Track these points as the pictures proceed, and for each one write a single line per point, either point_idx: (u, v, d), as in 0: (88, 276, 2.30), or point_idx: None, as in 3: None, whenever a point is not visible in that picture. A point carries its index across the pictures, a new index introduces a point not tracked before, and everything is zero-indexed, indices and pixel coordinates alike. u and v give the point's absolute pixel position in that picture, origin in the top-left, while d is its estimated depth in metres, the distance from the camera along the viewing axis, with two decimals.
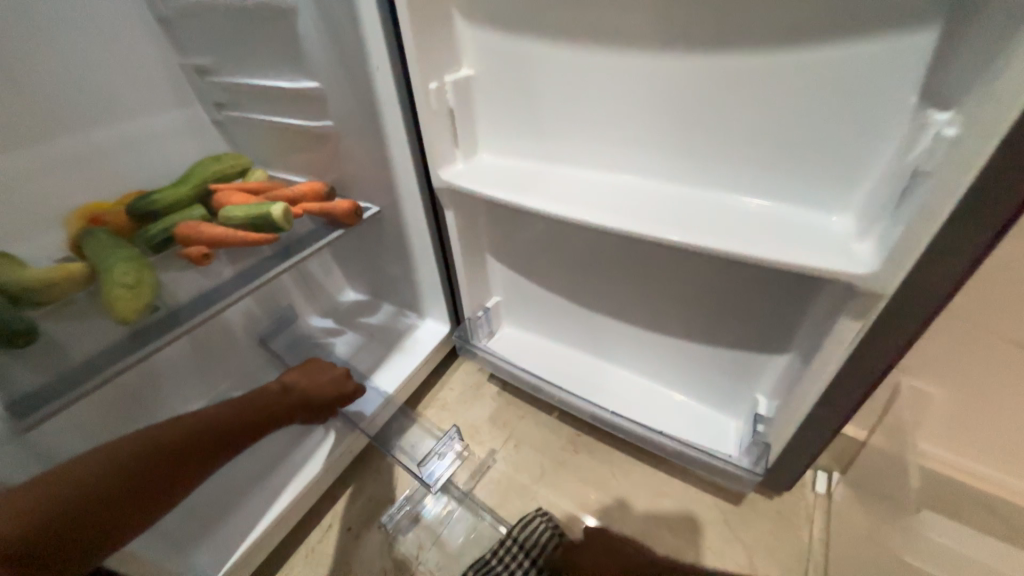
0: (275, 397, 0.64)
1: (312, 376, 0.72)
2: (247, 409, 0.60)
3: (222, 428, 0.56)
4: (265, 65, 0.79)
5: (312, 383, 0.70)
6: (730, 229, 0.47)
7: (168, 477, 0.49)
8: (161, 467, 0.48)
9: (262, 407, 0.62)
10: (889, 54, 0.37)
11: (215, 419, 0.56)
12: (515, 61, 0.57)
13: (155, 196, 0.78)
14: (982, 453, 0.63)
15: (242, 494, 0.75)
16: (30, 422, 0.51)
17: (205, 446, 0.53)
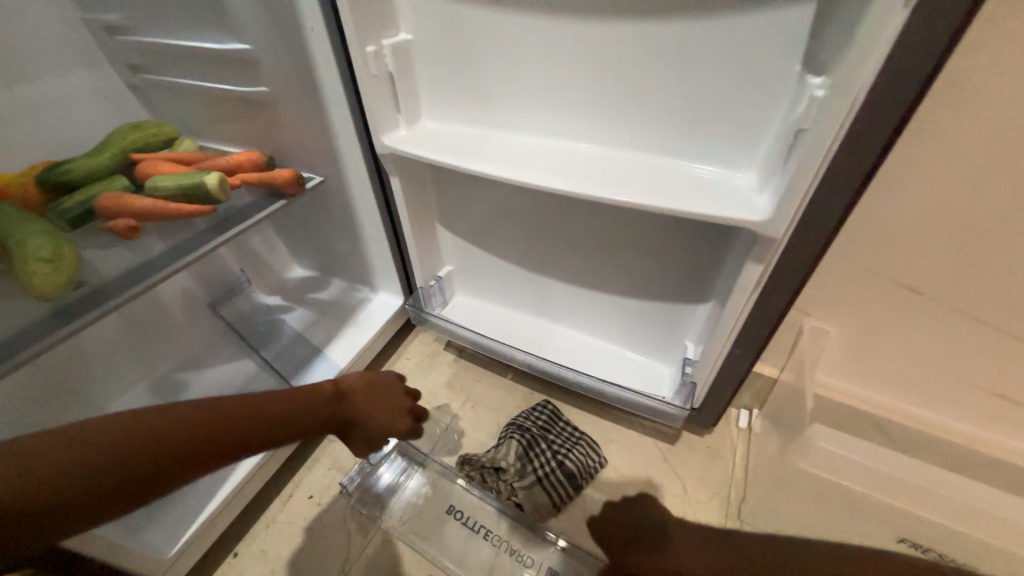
0: (322, 406, 0.53)
1: (382, 391, 0.62)
2: (293, 408, 0.49)
3: (257, 431, 0.45)
4: (186, 24, 0.74)
5: (375, 400, 0.60)
6: (657, 186, 0.52)
7: (173, 470, 0.39)
8: (170, 455, 0.39)
9: (308, 412, 0.51)
10: (778, 24, 0.42)
11: (256, 418, 0.45)
12: (453, 25, 0.58)
13: (68, 165, 0.72)
14: (866, 380, 0.74)
15: None
16: None
17: (230, 442, 0.43)
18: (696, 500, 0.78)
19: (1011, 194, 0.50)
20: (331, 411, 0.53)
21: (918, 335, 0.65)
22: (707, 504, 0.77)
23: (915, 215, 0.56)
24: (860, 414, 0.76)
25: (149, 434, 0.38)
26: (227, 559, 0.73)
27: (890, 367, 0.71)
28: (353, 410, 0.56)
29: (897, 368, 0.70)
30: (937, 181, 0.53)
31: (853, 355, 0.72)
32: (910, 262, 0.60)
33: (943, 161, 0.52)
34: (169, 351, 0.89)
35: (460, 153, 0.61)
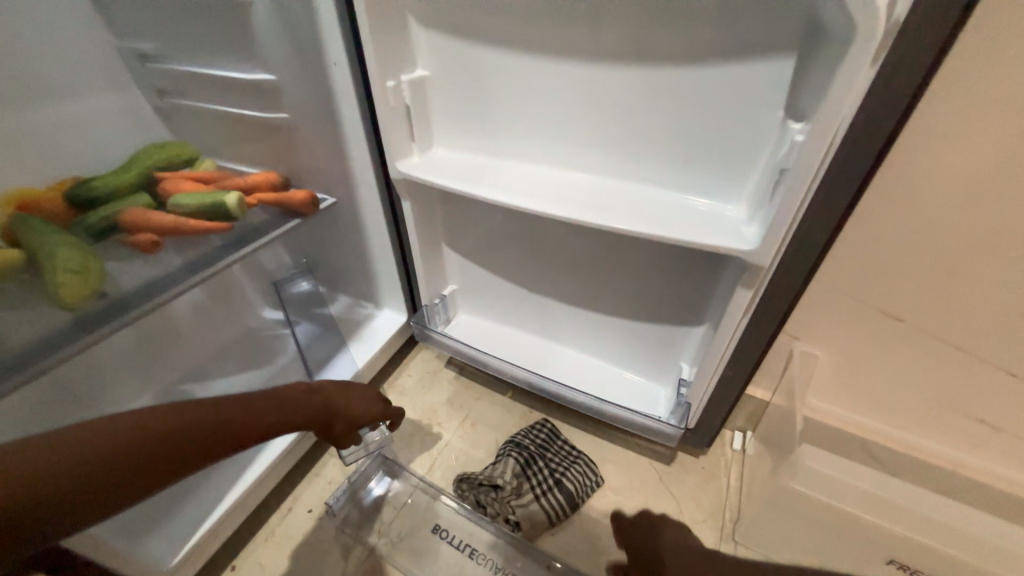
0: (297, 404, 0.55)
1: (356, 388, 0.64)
2: (276, 402, 0.52)
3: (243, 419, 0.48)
4: (216, 55, 0.79)
5: (352, 397, 0.62)
6: (653, 215, 0.56)
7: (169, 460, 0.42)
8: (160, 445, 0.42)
9: (290, 405, 0.54)
10: (762, 75, 0.47)
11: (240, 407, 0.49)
12: (467, 65, 0.63)
13: (96, 182, 0.76)
14: (854, 405, 0.77)
15: (197, 482, 0.75)
16: None
17: (206, 443, 0.45)
18: (691, 521, 0.79)
19: (981, 230, 0.55)
20: (309, 404, 0.56)
21: (901, 361, 0.68)
22: (702, 525, 0.79)
23: (894, 247, 0.60)
24: (849, 437, 0.79)
25: (126, 438, 0.40)
26: (224, 571, 0.73)
27: (877, 393, 0.73)
28: (330, 409, 0.58)
29: (883, 394, 0.73)
30: (912, 216, 0.57)
31: (841, 379, 0.75)
32: (892, 290, 0.63)
33: (917, 199, 0.56)
34: (176, 362, 0.91)
35: (469, 180, 0.65)
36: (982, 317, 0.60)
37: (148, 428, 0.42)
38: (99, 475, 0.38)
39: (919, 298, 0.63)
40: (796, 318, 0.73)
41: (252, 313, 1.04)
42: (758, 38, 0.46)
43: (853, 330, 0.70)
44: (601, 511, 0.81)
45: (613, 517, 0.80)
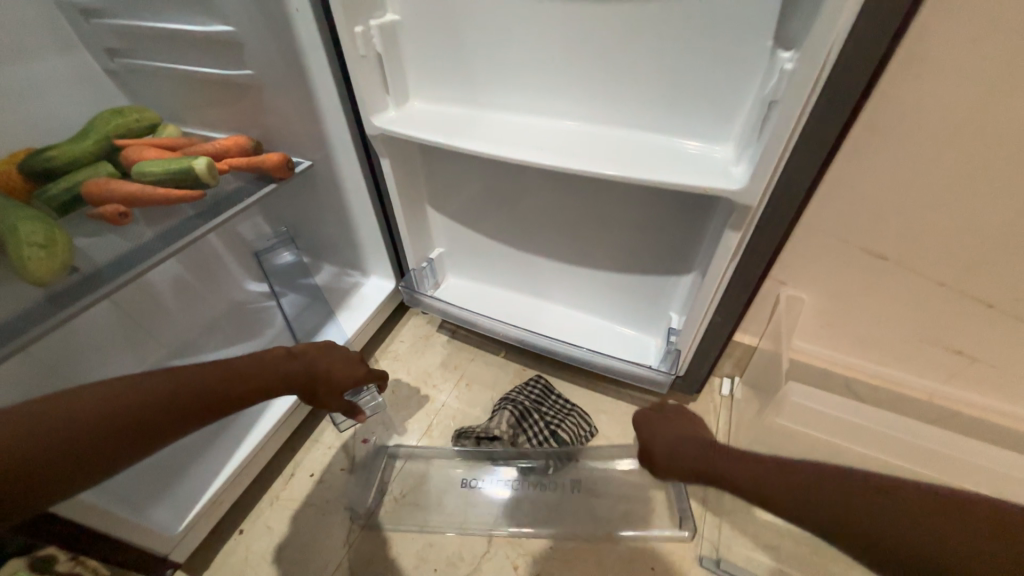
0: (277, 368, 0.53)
1: (340, 354, 0.62)
2: (256, 367, 0.51)
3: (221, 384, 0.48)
4: (167, 6, 0.73)
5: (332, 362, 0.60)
6: (641, 160, 0.54)
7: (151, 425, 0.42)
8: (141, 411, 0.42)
9: (271, 369, 0.53)
10: (751, 1, 0.45)
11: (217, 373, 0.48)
12: (440, 5, 0.59)
13: (52, 152, 0.71)
14: (838, 344, 0.79)
15: (197, 453, 0.75)
16: None
17: (187, 409, 0.45)
18: None
19: (967, 162, 0.54)
20: (290, 367, 0.55)
21: (884, 298, 0.70)
22: None
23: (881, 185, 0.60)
24: (832, 374, 0.82)
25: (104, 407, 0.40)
26: (233, 535, 0.75)
27: (860, 331, 0.76)
28: (314, 372, 0.57)
29: (866, 331, 0.75)
30: (900, 151, 0.57)
31: (827, 319, 0.77)
32: (878, 228, 0.64)
33: (906, 132, 0.55)
34: (160, 338, 0.89)
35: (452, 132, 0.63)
36: (964, 250, 0.61)
37: (116, 396, 0.41)
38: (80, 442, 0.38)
39: (905, 234, 0.63)
40: (784, 262, 0.73)
41: (235, 286, 1.01)
42: None
43: (839, 271, 0.71)
44: (597, 459, 0.84)
45: (609, 463, 0.83)
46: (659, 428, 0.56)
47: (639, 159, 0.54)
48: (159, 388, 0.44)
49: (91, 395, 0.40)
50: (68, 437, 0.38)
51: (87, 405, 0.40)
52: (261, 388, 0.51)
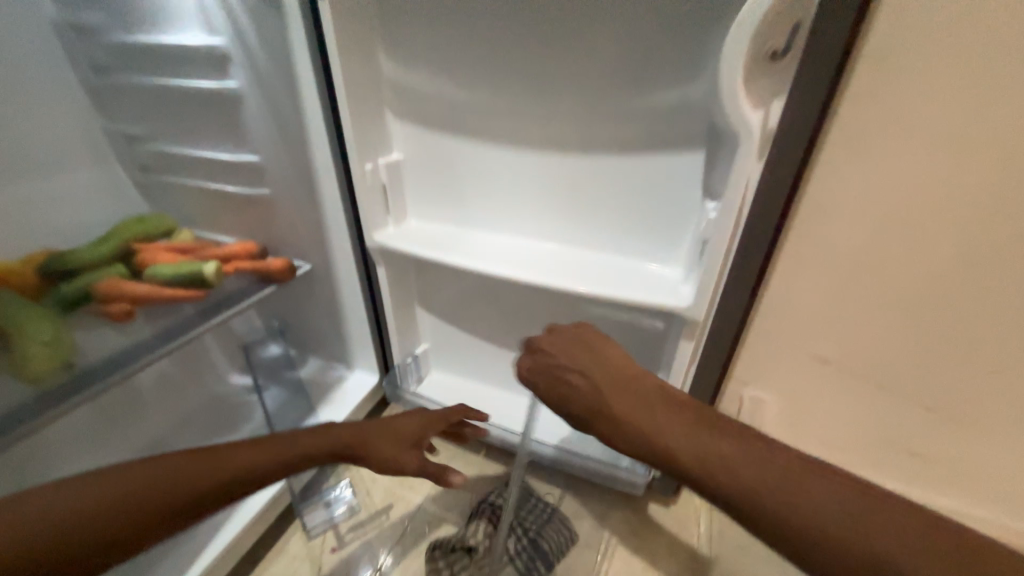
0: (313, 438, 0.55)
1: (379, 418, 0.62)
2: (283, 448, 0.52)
3: (239, 468, 0.48)
4: (203, 137, 0.86)
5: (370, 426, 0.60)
6: (604, 277, 0.64)
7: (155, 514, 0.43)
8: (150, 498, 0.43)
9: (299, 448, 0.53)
10: (682, 164, 0.58)
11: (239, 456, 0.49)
12: (438, 150, 0.72)
13: (72, 253, 0.78)
14: (803, 445, 0.83)
15: (150, 565, 0.71)
16: None
17: (196, 497, 0.45)
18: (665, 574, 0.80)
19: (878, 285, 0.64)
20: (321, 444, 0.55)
21: (835, 399, 0.76)
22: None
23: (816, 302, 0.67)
24: None
25: (114, 492, 0.42)
26: None
27: (822, 431, 0.80)
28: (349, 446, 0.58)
29: (828, 432, 0.79)
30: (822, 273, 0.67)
31: (788, 419, 0.81)
32: (819, 337, 0.71)
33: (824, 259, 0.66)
34: (132, 433, 0.88)
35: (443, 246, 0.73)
36: (893, 358, 0.68)
37: (122, 477, 0.43)
38: (81, 530, 0.40)
39: (844, 344, 0.70)
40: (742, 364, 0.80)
41: (216, 379, 1.02)
42: (674, 136, 0.57)
43: (793, 375, 0.77)
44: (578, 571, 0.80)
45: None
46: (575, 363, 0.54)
47: (602, 276, 0.63)
48: (170, 469, 0.45)
49: (108, 477, 0.43)
50: (63, 530, 0.39)
51: (91, 489, 0.42)
52: (290, 464, 0.52)
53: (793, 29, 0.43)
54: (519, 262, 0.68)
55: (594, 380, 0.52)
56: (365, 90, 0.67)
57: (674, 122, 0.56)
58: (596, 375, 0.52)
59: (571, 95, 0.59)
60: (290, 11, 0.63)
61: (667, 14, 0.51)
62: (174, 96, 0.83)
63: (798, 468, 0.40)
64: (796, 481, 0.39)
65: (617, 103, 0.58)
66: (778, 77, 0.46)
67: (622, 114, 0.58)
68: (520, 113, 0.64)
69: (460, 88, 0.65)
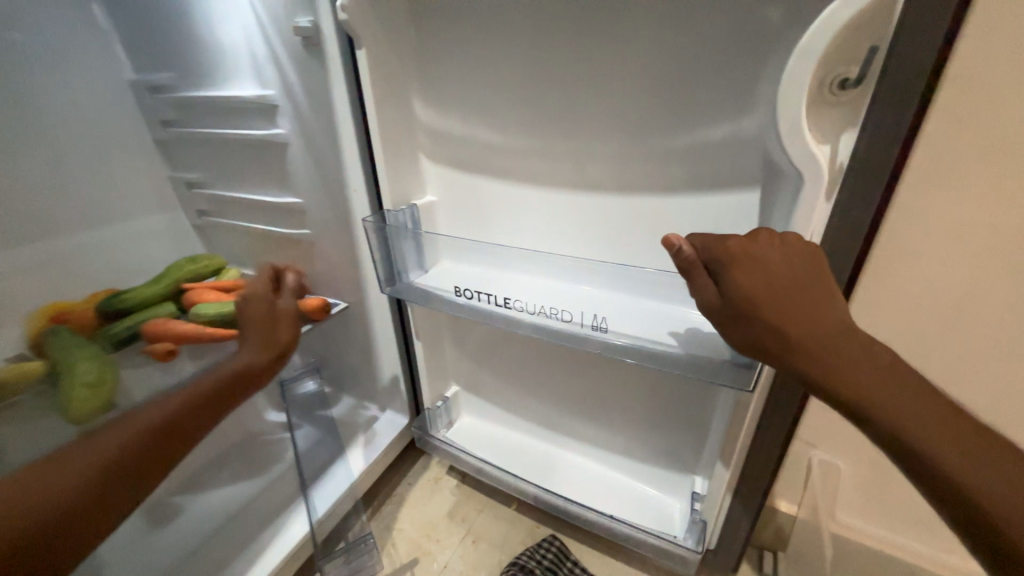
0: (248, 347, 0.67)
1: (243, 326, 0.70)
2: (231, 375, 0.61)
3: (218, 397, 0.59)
4: (252, 182, 0.89)
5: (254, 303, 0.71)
6: (642, 324, 0.57)
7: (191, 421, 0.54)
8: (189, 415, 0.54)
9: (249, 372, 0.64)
10: (733, 204, 0.52)
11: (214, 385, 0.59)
12: (469, 189, 0.70)
13: (126, 294, 0.81)
14: (890, 522, 0.70)
15: None
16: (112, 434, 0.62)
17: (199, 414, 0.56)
18: None
19: None
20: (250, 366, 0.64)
21: None
22: None
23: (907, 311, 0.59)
24: (889, 556, 0.71)
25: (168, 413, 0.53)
26: None
27: (911, 506, 0.68)
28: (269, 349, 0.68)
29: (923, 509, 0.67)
30: None
31: (868, 490, 0.70)
32: None
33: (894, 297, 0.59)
34: None
35: (497, 297, 0.64)
36: (985, 404, 0.61)
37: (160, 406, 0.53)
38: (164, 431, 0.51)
39: None
40: (810, 424, 0.70)
41: (255, 417, 1.01)
42: (719, 176, 0.52)
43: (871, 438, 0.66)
44: None
45: None
46: (743, 267, 0.42)
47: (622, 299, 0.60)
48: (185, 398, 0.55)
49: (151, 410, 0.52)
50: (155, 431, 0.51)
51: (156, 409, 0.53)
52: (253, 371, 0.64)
53: (870, 52, 0.37)
54: (545, 307, 0.61)
55: (771, 283, 0.41)
56: (400, 135, 0.68)
57: (724, 160, 0.51)
58: (747, 265, 0.42)
59: (609, 133, 0.57)
60: (333, 65, 0.65)
61: (711, 47, 0.47)
62: (228, 144, 0.88)
63: (981, 440, 0.34)
64: (960, 440, 0.34)
65: (661, 141, 0.54)
66: (846, 110, 0.40)
67: (666, 153, 0.54)
68: (555, 152, 0.61)
69: (495, 131, 0.64)
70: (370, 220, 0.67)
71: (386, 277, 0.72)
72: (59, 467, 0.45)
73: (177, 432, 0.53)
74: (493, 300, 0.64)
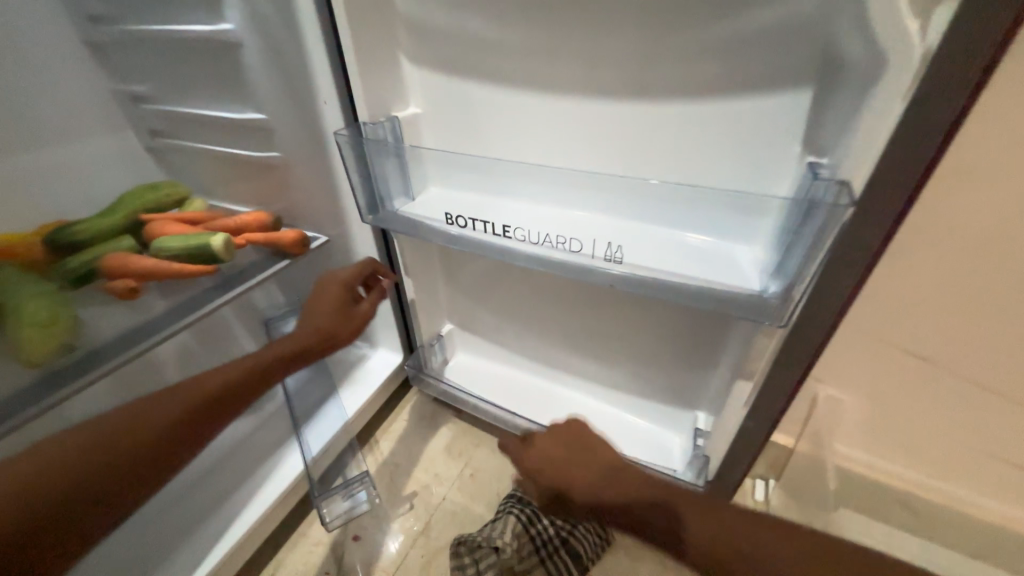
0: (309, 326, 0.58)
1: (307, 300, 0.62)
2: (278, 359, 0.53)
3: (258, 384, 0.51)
4: (207, 95, 0.77)
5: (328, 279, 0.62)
6: (659, 255, 0.51)
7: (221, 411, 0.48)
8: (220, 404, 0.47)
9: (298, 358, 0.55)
10: (776, 110, 0.44)
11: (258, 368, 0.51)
12: (459, 99, 0.60)
13: (77, 226, 0.72)
14: (888, 455, 0.70)
15: (183, 537, 0.70)
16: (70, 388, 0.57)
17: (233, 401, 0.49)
18: None
19: None
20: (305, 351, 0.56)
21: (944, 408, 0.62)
22: None
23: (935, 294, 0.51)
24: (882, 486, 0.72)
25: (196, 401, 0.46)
26: None
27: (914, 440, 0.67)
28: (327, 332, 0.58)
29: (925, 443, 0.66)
30: None
31: (872, 425, 0.69)
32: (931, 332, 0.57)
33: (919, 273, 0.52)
34: None
35: (494, 225, 0.57)
36: None
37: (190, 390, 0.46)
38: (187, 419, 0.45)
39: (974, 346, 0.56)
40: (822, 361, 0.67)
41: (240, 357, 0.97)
42: (763, 74, 0.43)
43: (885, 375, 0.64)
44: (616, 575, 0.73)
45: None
46: None
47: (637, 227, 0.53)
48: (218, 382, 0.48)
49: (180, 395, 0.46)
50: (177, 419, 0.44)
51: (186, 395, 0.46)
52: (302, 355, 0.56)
53: None
54: (552, 237, 0.54)
55: None
56: (375, 29, 0.56)
57: (772, 53, 0.42)
58: None
59: (631, 20, 0.46)
60: None
61: None
62: (172, 47, 0.74)
63: None
64: None
65: (694, 29, 0.44)
66: None
67: (699, 45, 0.44)
68: (564, 48, 0.51)
69: (491, 22, 0.52)
70: (343, 132, 0.57)
71: (367, 205, 0.63)
72: (67, 453, 0.40)
73: (199, 425, 0.45)
74: (490, 228, 0.57)
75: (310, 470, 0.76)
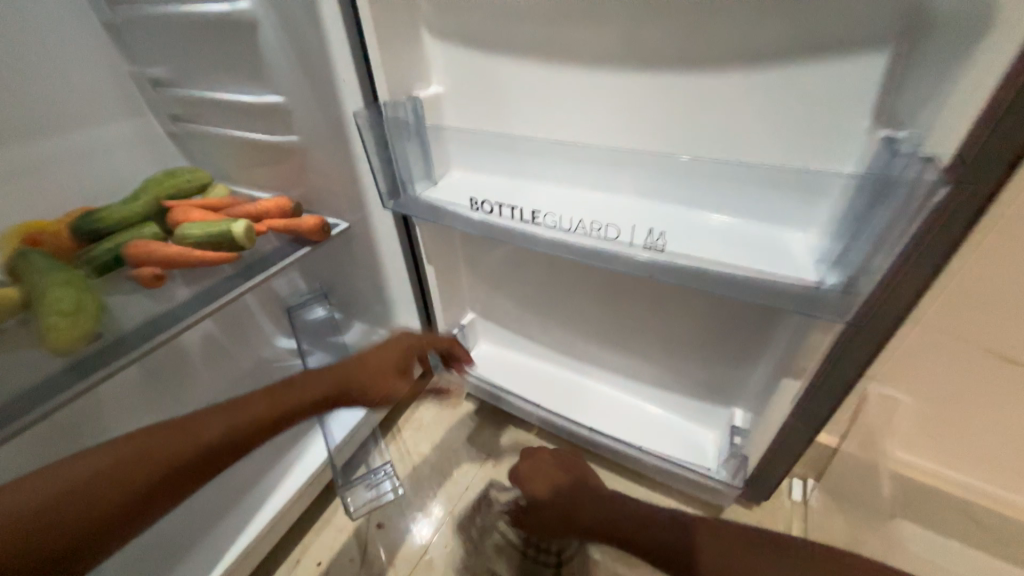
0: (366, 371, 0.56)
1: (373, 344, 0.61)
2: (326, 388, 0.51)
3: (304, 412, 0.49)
4: (225, 78, 0.75)
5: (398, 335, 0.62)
6: (703, 242, 0.47)
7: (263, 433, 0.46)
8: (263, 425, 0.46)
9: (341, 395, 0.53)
10: (843, 77, 0.39)
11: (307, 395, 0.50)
12: (484, 75, 0.56)
13: (101, 213, 0.72)
14: (945, 458, 0.65)
15: (211, 521, 0.71)
16: (94, 378, 0.57)
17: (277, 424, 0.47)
18: None
19: None
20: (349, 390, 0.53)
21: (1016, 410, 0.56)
22: None
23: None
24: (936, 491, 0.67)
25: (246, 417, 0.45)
26: None
27: (976, 444, 0.61)
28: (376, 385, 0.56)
29: (989, 448, 0.61)
30: None
31: (928, 427, 0.63)
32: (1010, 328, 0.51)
33: None
34: (188, 390, 0.86)
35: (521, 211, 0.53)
36: None
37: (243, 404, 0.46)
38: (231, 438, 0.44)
39: None
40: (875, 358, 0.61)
41: (265, 343, 0.97)
42: (831, 36, 0.38)
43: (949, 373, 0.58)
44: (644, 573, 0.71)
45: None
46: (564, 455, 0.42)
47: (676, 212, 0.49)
48: (267, 403, 0.47)
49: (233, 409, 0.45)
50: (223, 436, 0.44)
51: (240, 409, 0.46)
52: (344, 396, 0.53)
53: None
54: (585, 223, 0.51)
55: None
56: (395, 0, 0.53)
57: (843, 10, 0.37)
58: None
59: None
60: None
61: None
62: (189, 28, 0.72)
63: None
64: None
65: None
66: None
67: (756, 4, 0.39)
68: (599, 14, 0.46)
69: None
70: (363, 113, 0.54)
71: (388, 190, 0.60)
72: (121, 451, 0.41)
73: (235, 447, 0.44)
74: (518, 215, 0.54)
75: (335, 458, 0.76)
